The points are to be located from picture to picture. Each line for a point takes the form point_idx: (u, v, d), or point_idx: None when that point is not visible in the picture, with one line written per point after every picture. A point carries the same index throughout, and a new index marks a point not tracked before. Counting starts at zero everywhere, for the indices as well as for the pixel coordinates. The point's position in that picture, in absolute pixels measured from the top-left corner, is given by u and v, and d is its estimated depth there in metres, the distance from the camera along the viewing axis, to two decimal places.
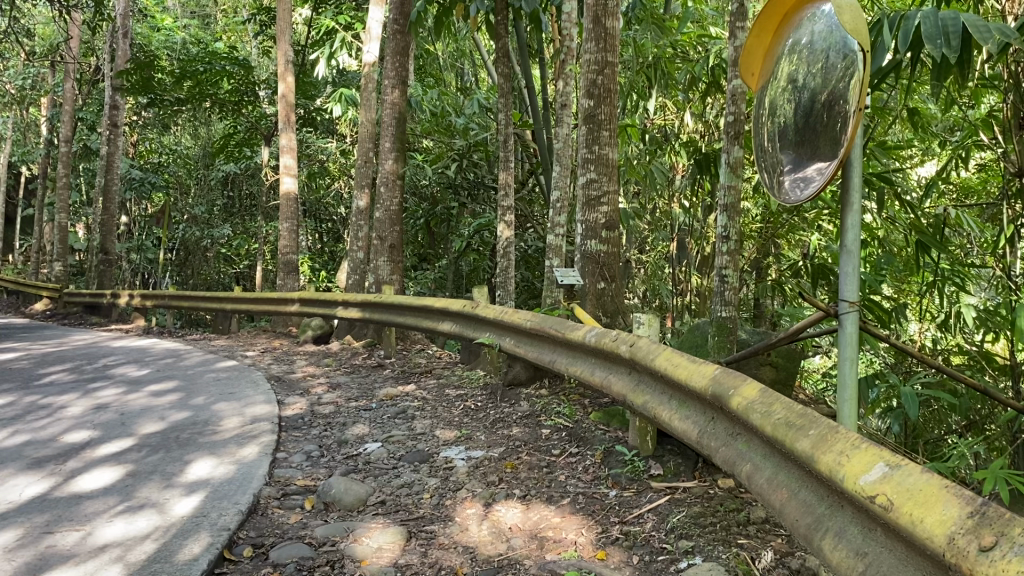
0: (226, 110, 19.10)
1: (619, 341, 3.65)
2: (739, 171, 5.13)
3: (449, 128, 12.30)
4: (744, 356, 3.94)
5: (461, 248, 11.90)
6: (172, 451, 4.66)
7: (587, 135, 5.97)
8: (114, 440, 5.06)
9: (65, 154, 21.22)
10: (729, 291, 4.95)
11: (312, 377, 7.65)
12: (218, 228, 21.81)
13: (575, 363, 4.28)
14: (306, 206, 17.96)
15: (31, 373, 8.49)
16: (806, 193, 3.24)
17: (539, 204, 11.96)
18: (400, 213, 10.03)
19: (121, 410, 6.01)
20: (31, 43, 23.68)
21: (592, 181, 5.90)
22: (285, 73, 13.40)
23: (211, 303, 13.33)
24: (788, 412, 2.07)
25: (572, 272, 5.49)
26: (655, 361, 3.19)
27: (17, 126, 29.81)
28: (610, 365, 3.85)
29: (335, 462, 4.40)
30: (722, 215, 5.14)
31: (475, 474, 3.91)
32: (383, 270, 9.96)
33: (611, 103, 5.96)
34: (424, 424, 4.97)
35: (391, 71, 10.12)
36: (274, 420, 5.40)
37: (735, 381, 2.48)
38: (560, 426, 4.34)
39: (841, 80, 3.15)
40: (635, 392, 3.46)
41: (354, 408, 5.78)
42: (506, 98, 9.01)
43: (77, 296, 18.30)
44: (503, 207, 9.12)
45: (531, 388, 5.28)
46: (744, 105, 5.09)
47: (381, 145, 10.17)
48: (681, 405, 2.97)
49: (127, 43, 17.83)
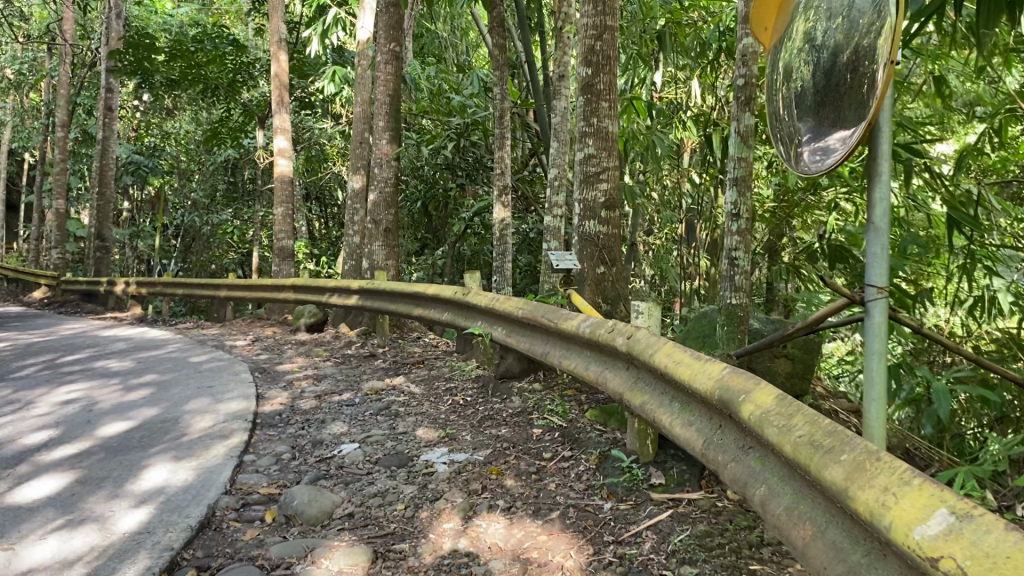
0: (222, 92, 18.58)
1: (615, 333, 3.23)
2: (750, 141, 4.69)
3: (445, 107, 11.84)
4: (755, 348, 3.54)
5: (459, 232, 11.48)
6: (131, 454, 4.27)
7: (585, 107, 5.54)
8: (73, 440, 4.66)
9: (60, 140, 20.82)
10: (741, 277, 4.54)
11: (299, 368, 7.27)
12: (218, 213, 21.40)
13: (569, 355, 3.87)
14: (306, 189, 17.51)
15: (8, 366, 8.10)
16: (826, 164, 2.82)
17: (540, 184, 11.50)
18: (395, 196, 9.58)
19: (89, 406, 5.61)
20: (25, 26, 23.24)
21: (590, 157, 5.48)
22: (278, 52, 12.94)
23: (206, 291, 12.96)
24: (811, 428, 1.65)
25: (567, 256, 5.06)
26: (653, 357, 2.78)
27: (16, 112, 29.44)
28: (606, 359, 3.43)
29: (306, 466, 4.00)
30: (732, 190, 4.72)
31: (457, 481, 3.51)
32: (378, 254, 9.53)
33: (611, 71, 5.54)
34: (407, 422, 4.57)
35: (383, 46, 9.65)
36: (248, 418, 5.00)
37: (745, 383, 2.06)
38: (553, 426, 3.93)
39: (869, 32, 2.72)
40: (632, 392, 3.04)
41: (337, 404, 5.38)
42: (502, 72, 8.53)
43: (73, 284, 17.95)
44: (501, 186, 8.68)
45: (524, 382, 4.87)
46: (755, 67, 4.64)
47: (375, 125, 9.71)
48: (683, 408, 2.56)
49: (122, 24, 17.36)
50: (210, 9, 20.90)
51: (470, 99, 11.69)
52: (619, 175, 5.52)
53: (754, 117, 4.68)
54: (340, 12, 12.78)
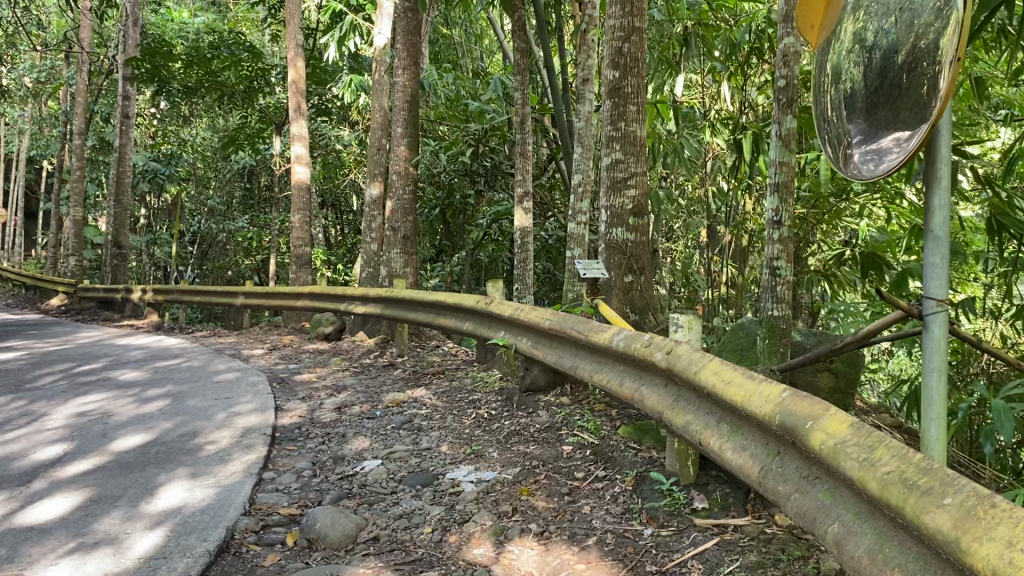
0: (239, 99, 18.50)
1: (653, 347, 3.07)
2: (791, 145, 4.52)
3: (463, 112, 11.69)
4: (799, 362, 3.37)
5: (478, 239, 11.32)
6: (146, 471, 4.13)
7: (612, 110, 5.39)
8: (88, 455, 4.54)
9: (77, 147, 20.84)
10: (783, 287, 4.37)
11: (318, 378, 7.13)
12: (234, 220, 21.36)
13: (600, 368, 3.70)
14: (323, 196, 17.42)
15: (24, 375, 8.02)
16: (879, 169, 2.63)
17: (560, 190, 11.36)
18: (414, 203, 9.45)
19: (103, 419, 5.47)
20: (42, 34, 23.32)
21: (617, 162, 5.31)
22: (295, 58, 12.86)
23: (222, 299, 12.88)
24: (900, 464, 1.51)
25: (595, 264, 4.88)
26: (699, 375, 2.62)
27: (35, 119, 29.52)
28: (641, 374, 3.27)
29: (327, 484, 3.85)
30: (771, 196, 4.54)
31: (485, 502, 3.35)
32: (396, 262, 9.40)
33: (639, 73, 5.38)
34: (431, 437, 4.42)
35: (402, 51, 9.51)
36: (267, 432, 4.86)
37: (811, 409, 1.91)
38: (584, 443, 3.77)
39: (932, 27, 2.55)
40: (673, 411, 2.88)
41: (357, 417, 5.23)
42: (523, 77, 8.38)
43: (91, 292, 17.93)
44: (521, 192, 8.52)
45: (551, 395, 4.71)
46: (797, 68, 4.46)
47: (393, 131, 9.58)
48: (734, 430, 2.41)
49: (137, 31, 17.31)
50: (226, 16, 20.88)
51: (488, 104, 11.54)
52: (648, 181, 5.35)
53: (796, 119, 4.50)
54: (357, 18, 12.67)
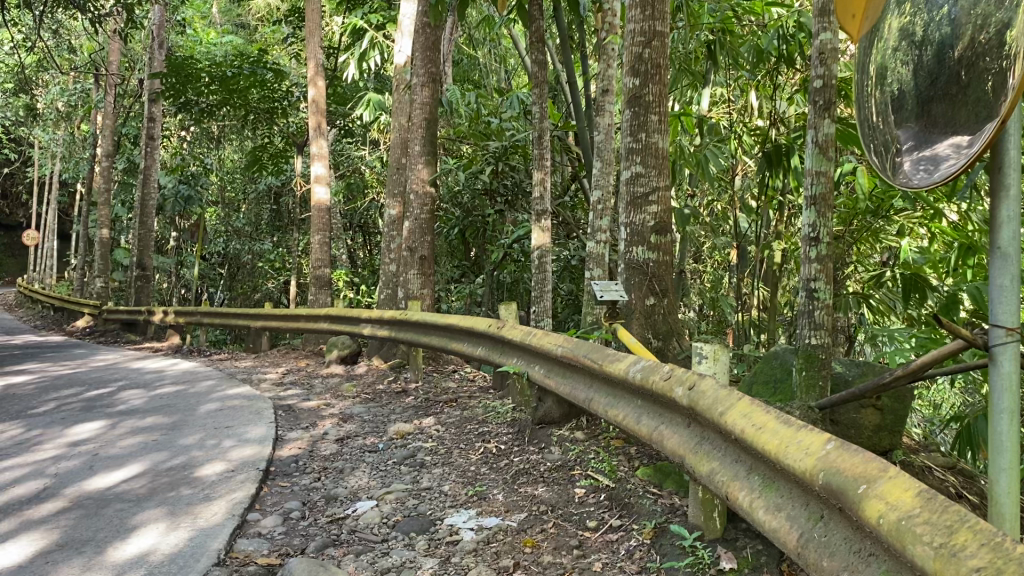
0: (261, 119, 18.29)
1: (674, 381, 2.69)
2: (829, 152, 4.08)
3: (484, 130, 11.36)
4: (843, 399, 2.99)
5: (499, 260, 10.96)
6: (122, 513, 3.79)
7: (631, 120, 5.02)
8: (68, 492, 4.25)
9: (104, 169, 20.80)
10: (822, 312, 3.96)
11: (326, 406, 6.80)
12: (260, 241, 21.21)
13: (615, 402, 3.32)
14: (347, 217, 17.14)
15: (30, 400, 7.81)
16: (933, 178, 2.24)
17: (582, 209, 10.98)
18: (432, 223, 9.14)
19: (93, 451, 5.17)
20: (72, 57, 23.47)
21: (638, 176, 4.95)
22: (315, 77, 12.63)
23: (241, 321, 12.61)
24: (997, 557, 1.13)
25: (613, 286, 4.52)
26: (726, 418, 2.24)
27: (66, 141, 29.67)
28: (661, 411, 2.88)
29: (315, 529, 3.49)
30: (807, 210, 4.15)
31: (484, 554, 2.97)
32: (413, 284, 9.08)
33: (661, 81, 5.02)
34: (433, 475, 4.05)
35: (419, 67, 9.16)
36: (261, 466, 4.52)
37: (865, 467, 1.53)
38: (598, 486, 3.38)
39: (999, 11, 2.16)
40: (697, 457, 2.49)
41: (359, 450, 4.87)
42: (542, 90, 8.04)
43: (114, 314, 17.77)
44: (540, 210, 8.15)
45: (566, 428, 4.31)
46: (835, 67, 4.08)
47: (410, 149, 9.26)
48: (768, 485, 2.02)
49: (161, 50, 17.18)
50: (252, 37, 20.82)
51: (508, 122, 11.22)
52: (670, 197, 4.97)
53: (833, 124, 4.10)
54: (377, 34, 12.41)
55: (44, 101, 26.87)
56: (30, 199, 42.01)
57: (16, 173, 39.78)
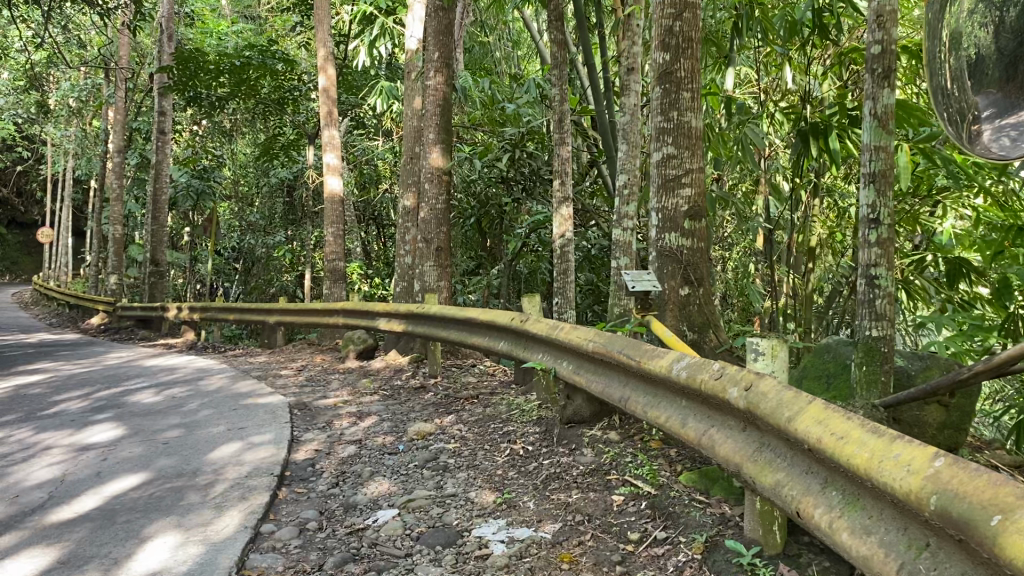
0: (271, 110, 18.00)
1: (727, 380, 2.42)
2: (890, 126, 3.78)
3: (500, 116, 11.07)
4: (910, 396, 2.78)
5: (517, 250, 10.69)
6: (129, 524, 3.58)
7: (662, 99, 4.75)
8: (74, 501, 4.03)
9: (115, 165, 20.62)
10: (883, 301, 3.63)
11: (342, 404, 6.57)
12: (274, 235, 20.97)
13: (655, 402, 3.06)
14: (360, 209, 16.89)
15: (41, 401, 7.63)
16: None
17: (601, 197, 10.69)
18: (448, 213, 8.88)
19: (102, 455, 4.97)
20: (82, 53, 23.30)
21: (669, 158, 4.68)
22: (326, 65, 12.37)
23: (256, 316, 12.41)
24: None
25: (646, 275, 4.25)
26: (794, 424, 1.98)
27: (78, 138, 29.54)
28: (710, 413, 2.62)
29: (333, 541, 3.26)
30: (864, 190, 3.82)
31: (518, 571, 2.71)
32: (429, 276, 8.82)
33: (693, 55, 4.73)
34: (458, 479, 3.80)
35: (432, 51, 8.84)
36: (275, 470, 4.29)
37: (996, 491, 1.27)
38: (639, 492, 3.12)
39: None
40: (756, 466, 2.23)
41: (378, 451, 4.63)
42: (561, 72, 7.74)
43: (129, 311, 17.62)
44: (560, 197, 7.87)
45: (597, 428, 4.05)
46: (896, 31, 3.78)
47: (424, 137, 8.99)
48: (850, 503, 1.76)
49: (170, 42, 16.90)
50: (260, 27, 20.56)
51: (524, 107, 10.93)
52: (704, 179, 4.71)
53: (894, 94, 3.82)
54: (388, 21, 12.13)
55: (56, 97, 26.73)
56: (44, 196, 42.05)
57: (29, 171, 39.77)
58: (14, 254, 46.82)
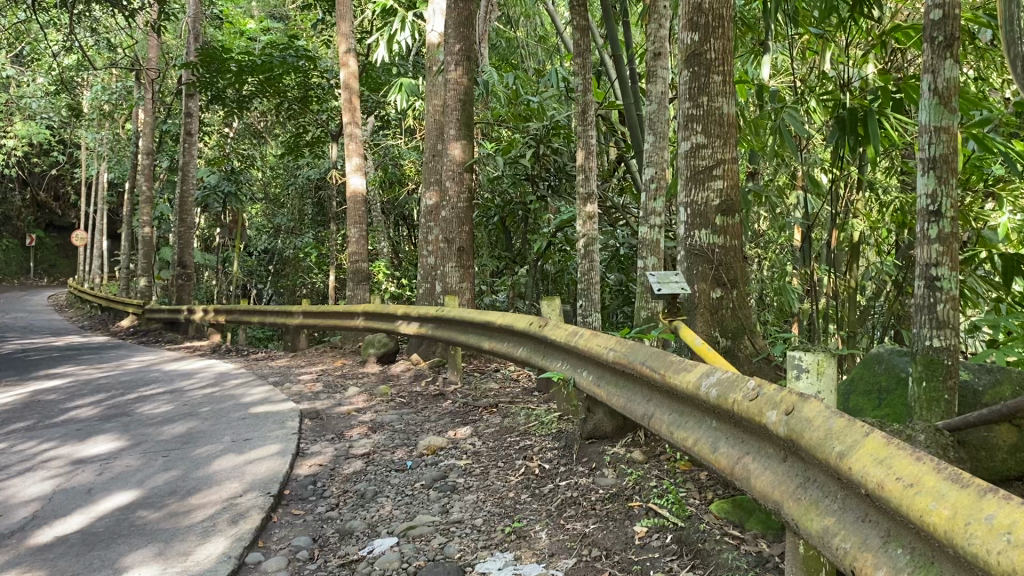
0: (296, 109, 17.79)
1: (766, 400, 2.05)
2: (951, 103, 3.43)
3: (524, 111, 10.73)
4: (973, 422, 2.58)
5: (543, 249, 10.35)
6: (106, 551, 3.28)
7: (691, 84, 4.38)
8: (56, 521, 3.76)
9: (145, 167, 20.57)
10: (945, 306, 3.35)
11: (356, 413, 6.25)
12: (302, 236, 20.80)
13: (681, 421, 2.69)
14: (387, 208, 16.65)
15: (53, 408, 7.42)
16: None
17: (630, 193, 10.31)
18: (470, 212, 8.55)
19: (96, 468, 4.70)
20: (112, 55, 23.33)
21: (699, 148, 4.32)
22: (347, 60, 12.10)
23: (280, 318, 12.18)
24: None
25: (673, 276, 3.88)
26: (847, 462, 1.61)
27: (110, 140, 29.64)
28: (745, 438, 2.25)
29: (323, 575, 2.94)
30: (924, 176, 3.52)
31: None
32: (451, 278, 8.48)
33: (724, 35, 4.35)
34: (467, 502, 3.46)
35: (452, 42, 8.50)
36: (272, 488, 3.99)
37: None
38: (665, 522, 2.76)
39: None
40: (801, 506, 1.86)
41: (386, 468, 4.31)
42: (585, 60, 7.35)
43: (157, 313, 17.56)
44: (585, 194, 7.51)
45: (620, 444, 3.69)
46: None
47: (445, 133, 8.67)
48: (924, 567, 1.39)
49: (195, 41, 16.74)
50: (286, 25, 20.40)
51: (549, 102, 10.57)
52: (737, 170, 4.33)
53: (957, 65, 3.44)
54: (410, 14, 11.82)
55: (87, 100, 26.84)
56: (80, 199, 42.46)
57: (65, 174, 40.09)
58: (54, 256, 47.29)
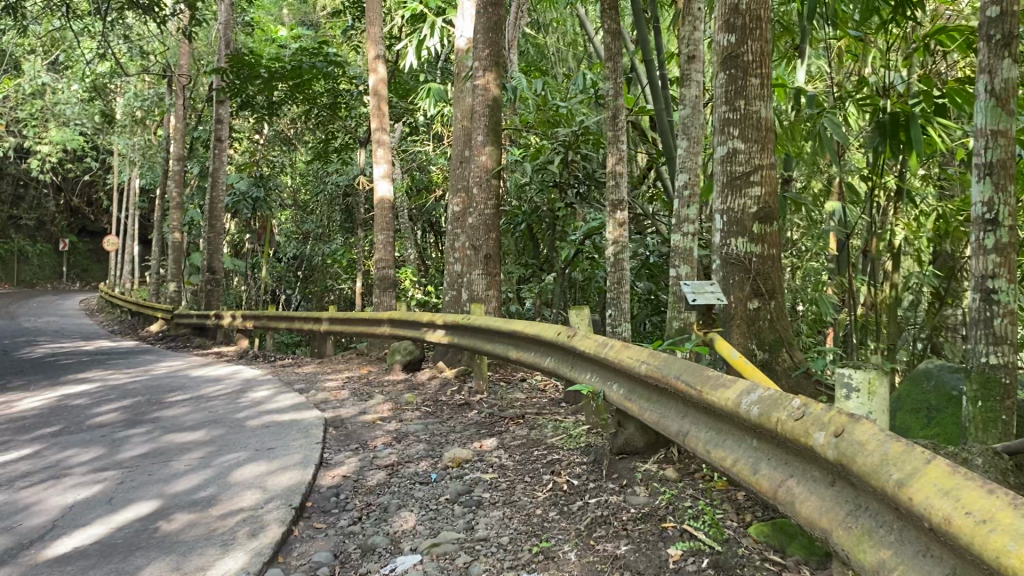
0: (324, 115, 17.77)
1: (813, 421, 1.92)
2: (1009, 106, 3.31)
3: (552, 117, 10.61)
4: None
5: (570, 256, 10.23)
6: (123, 563, 3.20)
7: (727, 86, 4.25)
8: (76, 530, 3.69)
9: (175, 173, 20.68)
10: (1001, 320, 3.20)
11: (381, 422, 6.16)
12: (330, 242, 20.81)
13: (719, 440, 2.55)
14: (414, 214, 16.58)
15: (81, 413, 7.39)
16: None
17: (660, 200, 10.15)
18: (497, 219, 8.44)
19: (118, 477, 4.64)
20: (145, 62, 23.53)
21: (736, 153, 4.18)
22: (376, 65, 12.04)
23: (306, 325, 12.12)
24: None
25: (709, 286, 3.75)
26: (907, 491, 1.48)
27: (142, 146, 29.89)
28: (787, 460, 2.12)
29: None
30: (979, 182, 3.39)
31: None
32: (478, 285, 8.37)
33: (762, 36, 4.22)
34: (493, 518, 3.35)
35: (480, 46, 8.41)
36: (293, 499, 3.90)
37: None
38: (700, 545, 2.63)
39: None
40: (852, 535, 1.73)
41: (409, 480, 4.20)
42: (615, 65, 7.22)
43: (185, 318, 17.61)
44: (615, 200, 7.38)
45: (651, 460, 3.56)
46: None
47: (473, 139, 8.57)
48: None
49: (225, 48, 16.80)
50: (316, 32, 20.43)
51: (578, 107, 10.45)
52: (775, 176, 4.19)
53: (1015, 67, 3.31)
54: (439, 20, 11.74)
55: (120, 107, 27.09)
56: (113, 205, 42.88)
57: (96, 180, 40.48)
58: (87, 261, 47.81)
